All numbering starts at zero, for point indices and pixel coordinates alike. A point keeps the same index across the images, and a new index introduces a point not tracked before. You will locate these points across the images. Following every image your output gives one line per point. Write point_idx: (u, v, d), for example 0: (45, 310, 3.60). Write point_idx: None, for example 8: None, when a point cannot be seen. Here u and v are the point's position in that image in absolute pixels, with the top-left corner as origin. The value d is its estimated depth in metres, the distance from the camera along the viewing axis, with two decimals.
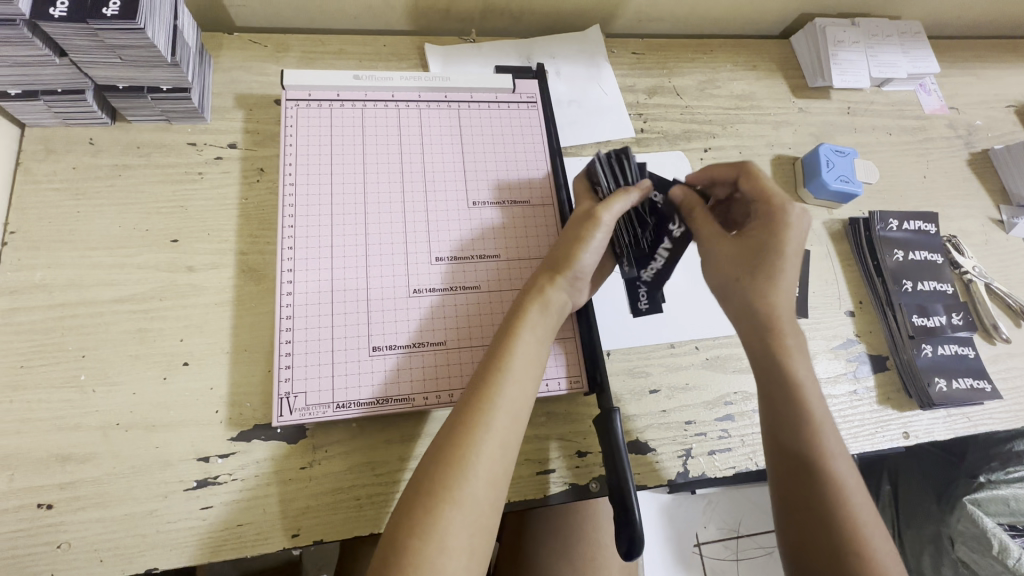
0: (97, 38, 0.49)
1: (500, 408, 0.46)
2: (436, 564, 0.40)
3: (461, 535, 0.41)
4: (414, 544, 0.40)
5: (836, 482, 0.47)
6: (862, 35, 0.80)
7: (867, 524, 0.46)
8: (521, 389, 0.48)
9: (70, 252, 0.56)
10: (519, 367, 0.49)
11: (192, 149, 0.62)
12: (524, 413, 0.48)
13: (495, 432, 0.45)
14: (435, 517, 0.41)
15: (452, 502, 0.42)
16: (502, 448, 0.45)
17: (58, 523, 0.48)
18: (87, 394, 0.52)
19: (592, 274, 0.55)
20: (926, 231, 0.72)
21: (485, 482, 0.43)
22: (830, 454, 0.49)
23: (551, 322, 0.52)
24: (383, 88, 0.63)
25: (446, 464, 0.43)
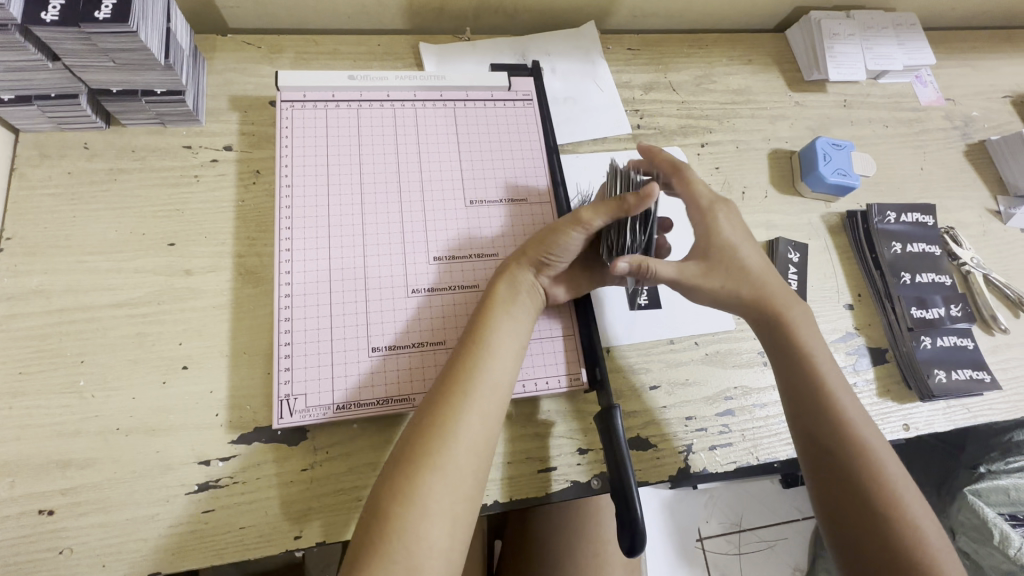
0: (90, 42, 0.49)
1: (481, 380, 0.47)
2: (417, 527, 0.41)
3: (443, 501, 0.42)
4: (396, 511, 0.41)
5: (877, 470, 0.50)
6: (858, 28, 0.80)
7: (916, 505, 0.49)
8: (503, 361, 0.49)
9: (66, 257, 0.56)
10: (499, 342, 0.50)
11: (187, 152, 0.62)
12: (507, 387, 0.49)
13: (476, 404, 0.46)
14: (417, 483, 0.42)
15: (432, 468, 0.43)
16: (483, 420, 0.46)
17: (59, 529, 0.48)
18: (87, 399, 0.52)
19: (565, 264, 0.54)
20: (924, 223, 0.72)
21: (467, 451, 0.45)
22: (868, 443, 0.51)
23: (520, 299, 0.52)
24: (379, 87, 0.63)
25: (428, 433, 0.44)
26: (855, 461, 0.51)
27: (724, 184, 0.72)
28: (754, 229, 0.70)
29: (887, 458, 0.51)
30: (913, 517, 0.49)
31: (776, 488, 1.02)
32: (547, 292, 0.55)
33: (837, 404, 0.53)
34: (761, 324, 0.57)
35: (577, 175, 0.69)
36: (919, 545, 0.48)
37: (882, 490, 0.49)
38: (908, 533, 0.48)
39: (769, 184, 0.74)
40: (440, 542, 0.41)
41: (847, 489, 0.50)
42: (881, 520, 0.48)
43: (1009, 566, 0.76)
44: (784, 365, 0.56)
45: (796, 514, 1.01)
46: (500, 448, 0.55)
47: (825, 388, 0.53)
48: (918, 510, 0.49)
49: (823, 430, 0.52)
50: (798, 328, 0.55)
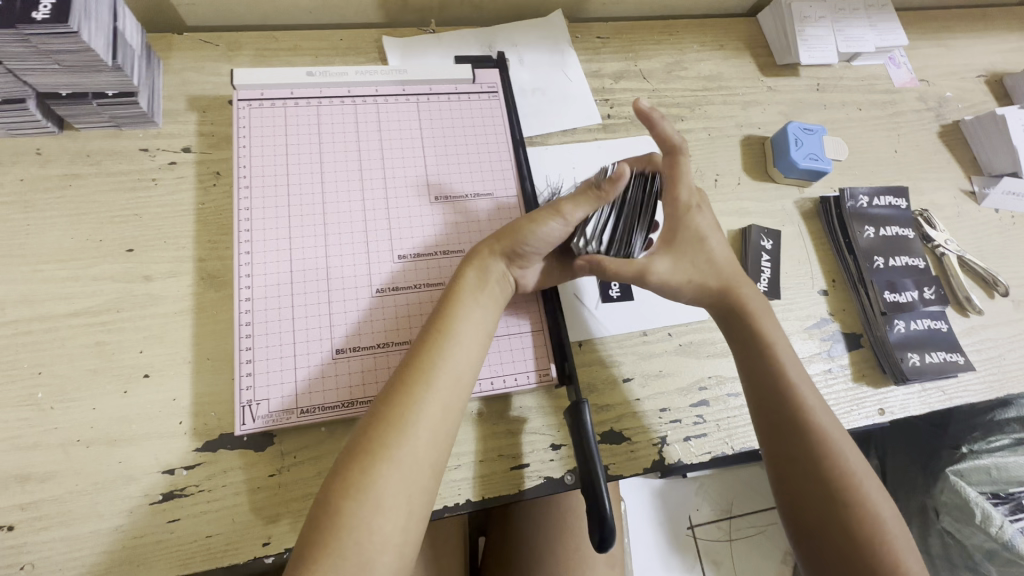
0: (30, 44, 0.47)
1: (442, 371, 0.46)
2: (369, 522, 0.40)
3: (397, 495, 0.42)
4: (348, 506, 0.41)
5: (835, 454, 0.50)
6: (829, 10, 0.79)
7: (874, 491, 0.50)
8: (466, 352, 0.48)
9: (22, 267, 0.55)
10: (463, 331, 0.49)
11: (144, 155, 0.61)
12: (470, 377, 0.48)
13: (437, 395, 0.45)
14: (372, 476, 0.42)
15: (388, 461, 0.42)
16: (443, 411, 0.45)
17: (20, 544, 0.47)
18: (45, 412, 0.51)
19: (538, 254, 0.53)
20: (897, 206, 0.72)
21: (425, 444, 0.44)
22: (826, 428, 0.51)
23: (489, 288, 0.51)
24: (339, 83, 0.62)
25: (386, 424, 0.44)
26: (813, 446, 0.51)
27: (696, 172, 0.72)
28: (727, 217, 0.70)
29: (844, 441, 0.51)
30: (869, 501, 0.49)
31: (765, 473, 1.02)
32: (517, 277, 0.54)
33: (796, 388, 0.53)
34: (720, 314, 0.57)
35: (546, 167, 0.68)
36: (872, 527, 0.48)
37: (840, 475, 0.50)
38: (863, 516, 0.48)
39: (742, 171, 0.73)
40: (392, 536, 0.41)
41: (805, 474, 0.50)
42: (837, 504, 0.49)
43: (992, 545, 0.78)
44: (743, 351, 0.55)
45: None
46: (471, 447, 0.55)
47: (785, 374, 0.53)
48: (875, 493, 0.50)
49: (782, 416, 0.52)
50: (755, 313, 0.56)
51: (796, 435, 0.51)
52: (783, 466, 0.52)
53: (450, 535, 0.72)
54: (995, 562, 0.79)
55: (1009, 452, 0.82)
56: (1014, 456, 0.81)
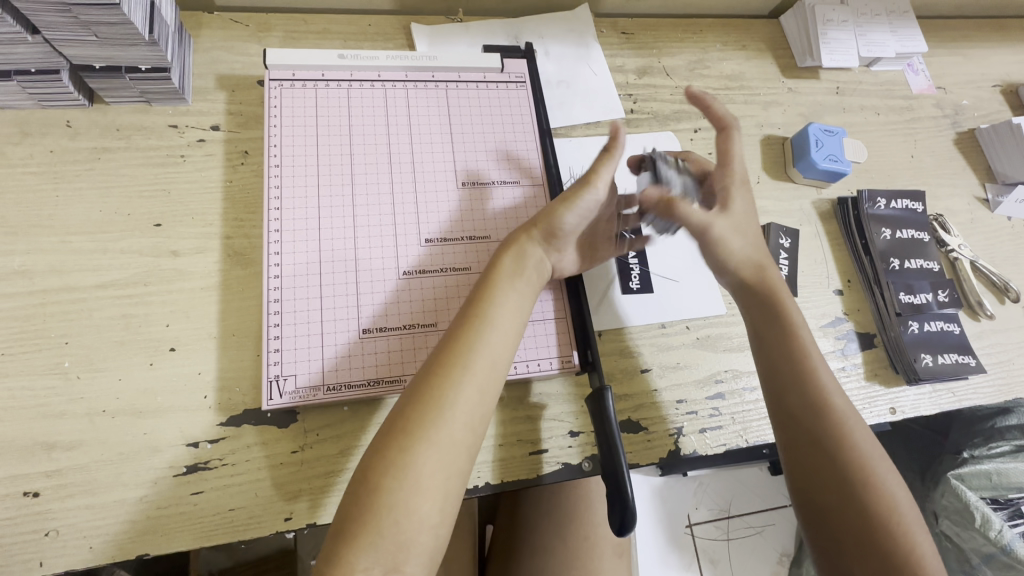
0: (71, 14, 0.47)
1: (480, 353, 0.47)
2: (405, 501, 0.41)
3: (435, 476, 0.42)
4: (386, 485, 0.41)
5: (852, 441, 0.51)
6: (852, 14, 0.80)
7: (887, 474, 0.50)
8: (502, 337, 0.49)
9: (50, 238, 0.55)
10: (500, 315, 0.49)
11: (173, 132, 0.61)
12: (506, 361, 0.48)
13: (475, 377, 0.46)
14: (410, 456, 0.42)
15: (426, 442, 0.43)
16: (480, 394, 0.46)
17: (45, 511, 0.47)
18: (71, 381, 0.51)
19: (573, 237, 0.55)
20: (913, 209, 0.73)
21: (462, 427, 0.44)
22: (843, 416, 0.52)
23: (526, 273, 0.52)
24: (369, 67, 0.62)
25: (422, 405, 0.44)
26: (830, 430, 0.52)
27: None
28: None
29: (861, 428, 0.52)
30: (885, 487, 0.50)
31: (764, 475, 1.04)
32: (552, 262, 0.55)
33: (816, 374, 0.54)
34: (745, 299, 0.59)
35: (570, 160, 0.68)
36: (889, 512, 0.49)
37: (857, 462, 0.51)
38: (880, 501, 0.49)
39: (761, 170, 0.74)
40: (429, 519, 0.42)
41: (823, 460, 0.51)
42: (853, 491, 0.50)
43: (990, 548, 0.79)
44: (761, 337, 0.57)
45: (784, 502, 1.02)
46: (492, 431, 0.55)
47: (805, 359, 0.55)
48: (892, 479, 0.50)
49: (802, 402, 0.53)
50: (779, 299, 0.57)
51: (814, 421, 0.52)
52: (801, 453, 0.53)
53: (458, 522, 0.73)
54: (992, 566, 0.80)
55: (1010, 458, 0.83)
56: (1014, 462, 0.82)
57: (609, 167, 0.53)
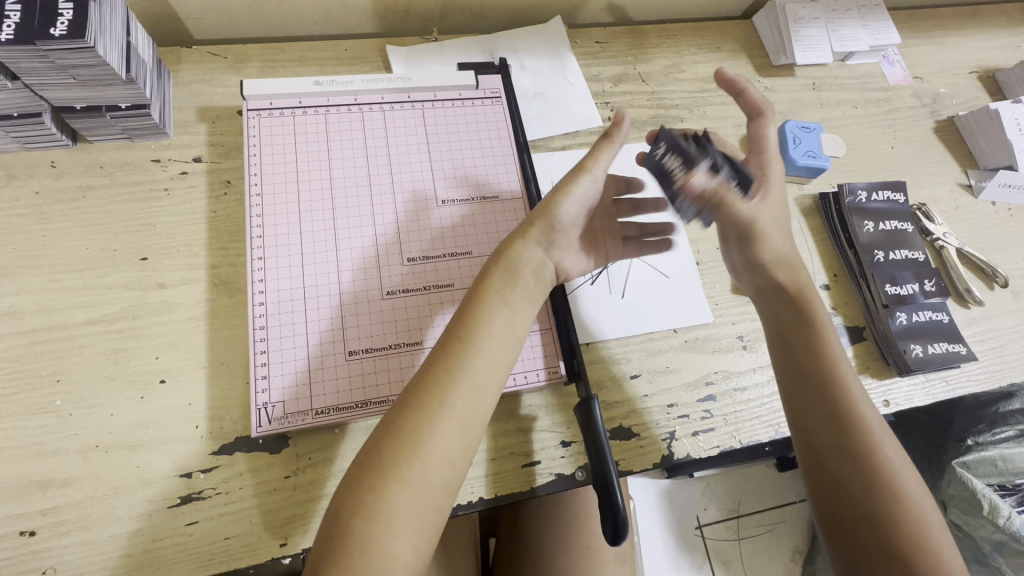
0: (48, 59, 0.49)
1: (463, 384, 0.47)
2: (376, 540, 0.41)
3: (407, 515, 0.43)
4: (359, 524, 0.41)
5: (873, 441, 0.51)
6: (822, 10, 0.81)
7: (915, 488, 0.50)
8: (486, 364, 0.48)
9: (38, 278, 0.56)
10: (485, 343, 0.49)
11: (156, 166, 0.62)
12: (492, 392, 0.48)
13: (455, 412, 0.46)
14: (383, 495, 0.42)
15: (399, 481, 0.43)
16: (460, 430, 0.46)
17: (42, 549, 0.48)
18: (65, 419, 0.52)
19: (572, 230, 0.56)
20: (895, 200, 0.73)
21: (438, 462, 0.44)
22: (864, 415, 0.52)
23: (522, 280, 0.52)
24: (345, 92, 0.63)
25: (398, 439, 0.44)
26: (854, 438, 0.51)
27: None
28: None
29: (888, 437, 0.52)
30: (908, 495, 0.49)
31: (771, 471, 1.03)
32: (555, 261, 0.56)
33: (839, 376, 0.54)
34: (774, 305, 0.59)
35: (550, 173, 0.69)
36: (909, 522, 0.48)
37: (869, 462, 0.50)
38: (903, 509, 0.49)
39: None
40: (402, 558, 0.42)
41: (833, 457, 0.52)
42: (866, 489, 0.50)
43: (999, 536, 0.78)
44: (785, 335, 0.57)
45: (793, 498, 1.01)
46: (483, 445, 0.56)
47: (826, 358, 0.55)
48: (913, 485, 0.50)
49: (827, 409, 0.53)
50: (804, 304, 0.57)
51: (834, 426, 0.52)
52: (823, 456, 0.52)
53: (460, 536, 0.73)
54: (1004, 553, 0.79)
55: (1015, 443, 0.82)
56: (1019, 447, 0.81)
57: (608, 153, 0.55)
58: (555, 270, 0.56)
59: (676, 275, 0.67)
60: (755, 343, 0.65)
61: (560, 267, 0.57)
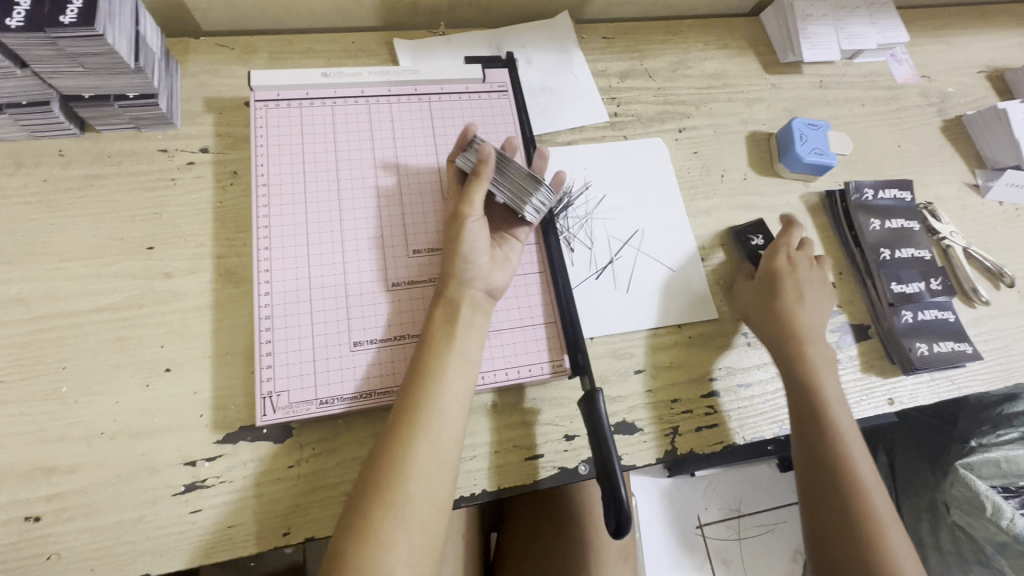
0: (57, 46, 0.49)
1: (431, 410, 0.47)
2: (372, 562, 0.42)
3: (399, 536, 0.43)
4: (352, 549, 0.42)
5: (857, 475, 0.55)
6: (831, 8, 0.81)
7: (897, 533, 0.53)
8: (454, 389, 0.49)
9: (44, 265, 0.56)
10: (447, 368, 0.49)
11: (163, 156, 0.62)
12: (457, 412, 0.48)
13: (428, 435, 0.46)
14: (372, 519, 0.43)
15: (387, 505, 0.44)
16: (435, 450, 0.46)
17: (46, 535, 0.48)
18: (70, 405, 0.52)
19: (484, 260, 0.54)
20: (901, 199, 0.72)
21: (420, 485, 0.45)
22: (853, 460, 0.55)
23: (462, 315, 0.52)
24: (352, 84, 0.63)
25: (380, 470, 0.45)
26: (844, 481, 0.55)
27: (703, 168, 0.73)
28: (734, 212, 0.71)
29: (875, 485, 0.55)
30: (890, 538, 0.53)
31: (772, 472, 1.03)
32: (488, 289, 0.54)
33: (831, 412, 0.57)
34: (783, 353, 0.60)
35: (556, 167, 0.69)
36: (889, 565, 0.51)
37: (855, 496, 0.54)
38: (883, 553, 0.52)
39: (748, 167, 0.74)
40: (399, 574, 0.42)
41: (824, 497, 0.55)
42: (852, 522, 0.53)
43: (1002, 537, 0.78)
44: (787, 372, 0.59)
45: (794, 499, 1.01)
46: (486, 438, 0.56)
47: (823, 396, 0.58)
48: (895, 530, 0.53)
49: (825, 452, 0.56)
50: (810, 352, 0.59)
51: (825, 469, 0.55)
52: (818, 496, 0.55)
53: (462, 530, 0.73)
54: (1006, 555, 0.78)
55: (1019, 445, 0.81)
56: None
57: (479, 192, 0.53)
58: (489, 293, 0.54)
59: (680, 270, 0.67)
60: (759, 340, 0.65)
61: (495, 288, 0.54)
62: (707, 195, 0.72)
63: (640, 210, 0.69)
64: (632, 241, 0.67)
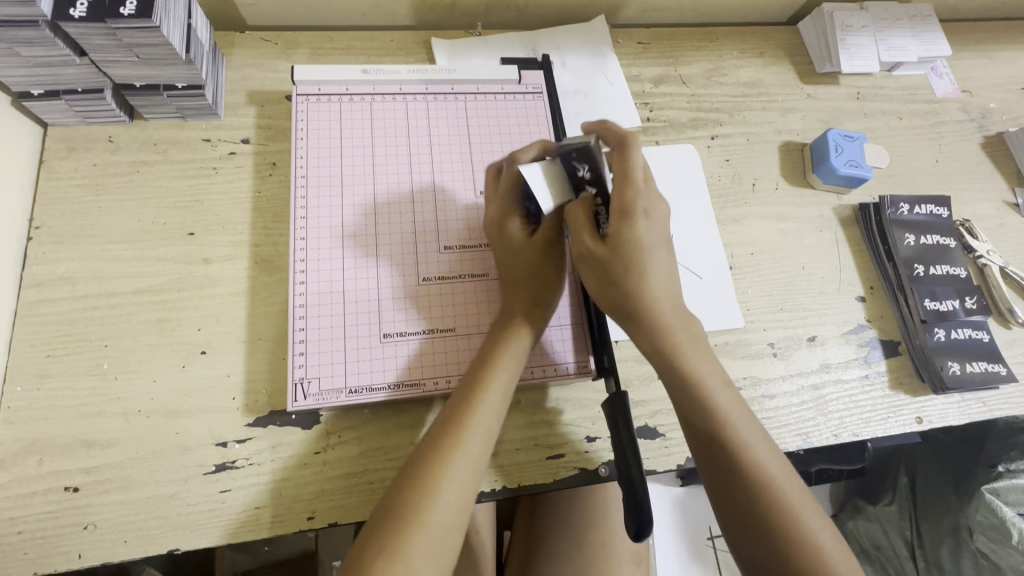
0: (115, 37, 0.51)
1: (474, 431, 0.47)
2: None
3: (428, 558, 0.41)
4: (378, 566, 0.40)
5: (731, 428, 0.48)
6: (871, 19, 0.80)
7: (787, 481, 0.46)
8: (496, 414, 0.49)
9: (92, 246, 0.58)
10: (491, 391, 0.50)
11: (206, 145, 0.64)
12: (496, 439, 0.49)
13: (469, 456, 0.46)
14: (404, 539, 0.41)
15: (421, 524, 0.42)
16: (475, 472, 0.46)
17: (84, 505, 0.50)
18: (110, 382, 0.54)
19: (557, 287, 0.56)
20: (938, 214, 0.71)
21: (455, 505, 0.44)
22: (728, 413, 0.48)
23: (529, 342, 0.53)
24: (391, 81, 0.64)
25: (417, 489, 0.44)
26: (726, 442, 0.47)
27: (734, 176, 0.73)
28: (765, 222, 0.71)
29: (755, 435, 0.48)
30: (783, 490, 0.46)
31: None
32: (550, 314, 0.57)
33: (693, 363, 0.50)
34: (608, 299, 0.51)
35: None
36: (788, 521, 0.45)
37: (758, 479, 0.46)
38: (780, 509, 0.45)
39: (780, 177, 0.73)
40: None
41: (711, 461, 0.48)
42: (741, 489, 0.46)
43: None
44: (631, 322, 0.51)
45: None
46: (509, 435, 0.56)
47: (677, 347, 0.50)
48: (783, 476, 0.46)
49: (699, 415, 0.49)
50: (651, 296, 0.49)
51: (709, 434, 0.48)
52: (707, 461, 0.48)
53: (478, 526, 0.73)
54: None
55: None
56: None
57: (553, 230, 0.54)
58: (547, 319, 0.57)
59: (708, 277, 0.66)
60: (785, 351, 0.64)
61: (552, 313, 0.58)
62: (737, 204, 0.71)
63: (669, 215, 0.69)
64: None
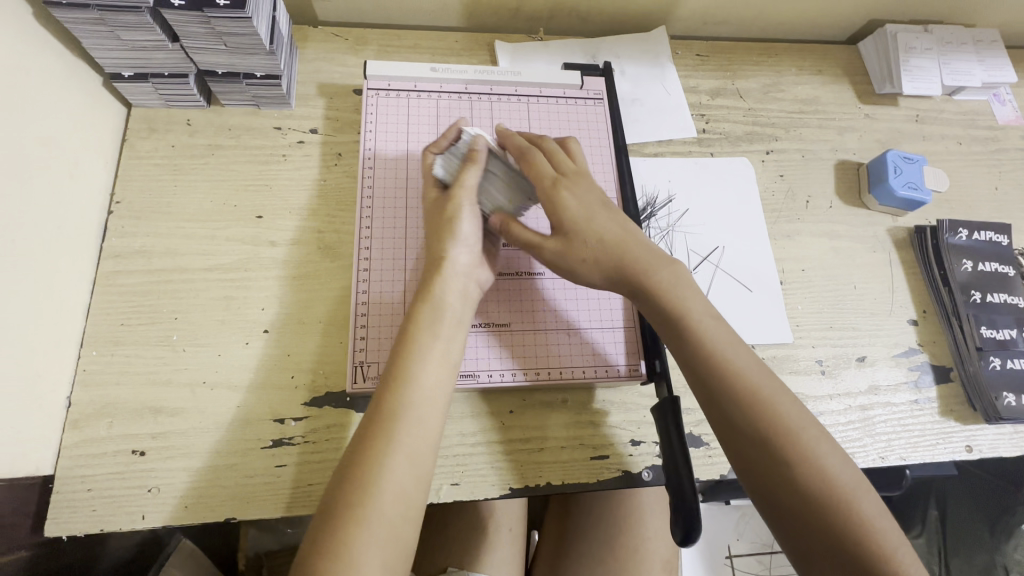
0: (209, 25, 0.53)
1: (404, 419, 0.46)
2: None
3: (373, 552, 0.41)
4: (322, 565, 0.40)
5: (752, 393, 0.46)
6: (935, 42, 0.79)
7: (825, 449, 0.45)
8: (432, 400, 0.47)
9: (167, 223, 0.61)
10: (423, 373, 0.48)
11: (277, 133, 0.67)
12: (432, 424, 0.47)
13: (402, 444, 0.45)
14: (345, 536, 0.41)
15: (360, 518, 0.42)
16: (412, 460, 0.45)
17: (148, 469, 0.52)
18: (178, 353, 0.56)
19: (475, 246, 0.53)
20: (997, 242, 0.70)
21: (393, 497, 0.43)
22: (746, 378, 0.47)
23: (451, 316, 0.50)
24: (457, 80, 0.66)
25: (354, 484, 0.43)
26: (749, 415, 0.46)
27: (788, 192, 0.73)
28: (817, 239, 0.70)
29: (781, 401, 0.47)
30: (822, 461, 0.44)
31: None
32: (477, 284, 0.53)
33: (700, 326, 0.49)
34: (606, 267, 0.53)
35: (642, 177, 0.70)
36: (827, 493, 0.43)
37: (787, 446, 0.45)
38: (818, 479, 0.43)
39: (834, 195, 0.73)
40: None
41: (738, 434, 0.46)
42: (773, 459, 0.44)
43: None
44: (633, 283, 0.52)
45: None
46: (556, 432, 0.57)
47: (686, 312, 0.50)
48: (823, 446, 0.45)
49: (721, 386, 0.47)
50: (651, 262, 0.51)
51: (725, 405, 0.47)
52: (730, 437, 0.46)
53: (511, 523, 0.73)
54: None
55: None
56: None
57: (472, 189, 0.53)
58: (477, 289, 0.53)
59: (758, 290, 0.66)
60: (834, 369, 0.64)
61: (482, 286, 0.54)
62: (790, 219, 0.71)
63: (721, 226, 0.69)
64: (711, 257, 0.67)
